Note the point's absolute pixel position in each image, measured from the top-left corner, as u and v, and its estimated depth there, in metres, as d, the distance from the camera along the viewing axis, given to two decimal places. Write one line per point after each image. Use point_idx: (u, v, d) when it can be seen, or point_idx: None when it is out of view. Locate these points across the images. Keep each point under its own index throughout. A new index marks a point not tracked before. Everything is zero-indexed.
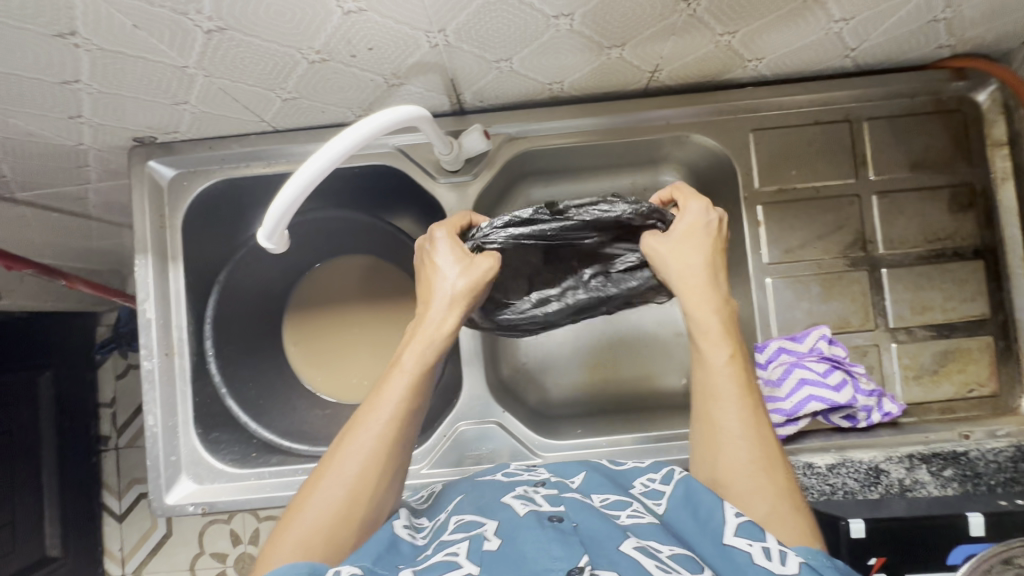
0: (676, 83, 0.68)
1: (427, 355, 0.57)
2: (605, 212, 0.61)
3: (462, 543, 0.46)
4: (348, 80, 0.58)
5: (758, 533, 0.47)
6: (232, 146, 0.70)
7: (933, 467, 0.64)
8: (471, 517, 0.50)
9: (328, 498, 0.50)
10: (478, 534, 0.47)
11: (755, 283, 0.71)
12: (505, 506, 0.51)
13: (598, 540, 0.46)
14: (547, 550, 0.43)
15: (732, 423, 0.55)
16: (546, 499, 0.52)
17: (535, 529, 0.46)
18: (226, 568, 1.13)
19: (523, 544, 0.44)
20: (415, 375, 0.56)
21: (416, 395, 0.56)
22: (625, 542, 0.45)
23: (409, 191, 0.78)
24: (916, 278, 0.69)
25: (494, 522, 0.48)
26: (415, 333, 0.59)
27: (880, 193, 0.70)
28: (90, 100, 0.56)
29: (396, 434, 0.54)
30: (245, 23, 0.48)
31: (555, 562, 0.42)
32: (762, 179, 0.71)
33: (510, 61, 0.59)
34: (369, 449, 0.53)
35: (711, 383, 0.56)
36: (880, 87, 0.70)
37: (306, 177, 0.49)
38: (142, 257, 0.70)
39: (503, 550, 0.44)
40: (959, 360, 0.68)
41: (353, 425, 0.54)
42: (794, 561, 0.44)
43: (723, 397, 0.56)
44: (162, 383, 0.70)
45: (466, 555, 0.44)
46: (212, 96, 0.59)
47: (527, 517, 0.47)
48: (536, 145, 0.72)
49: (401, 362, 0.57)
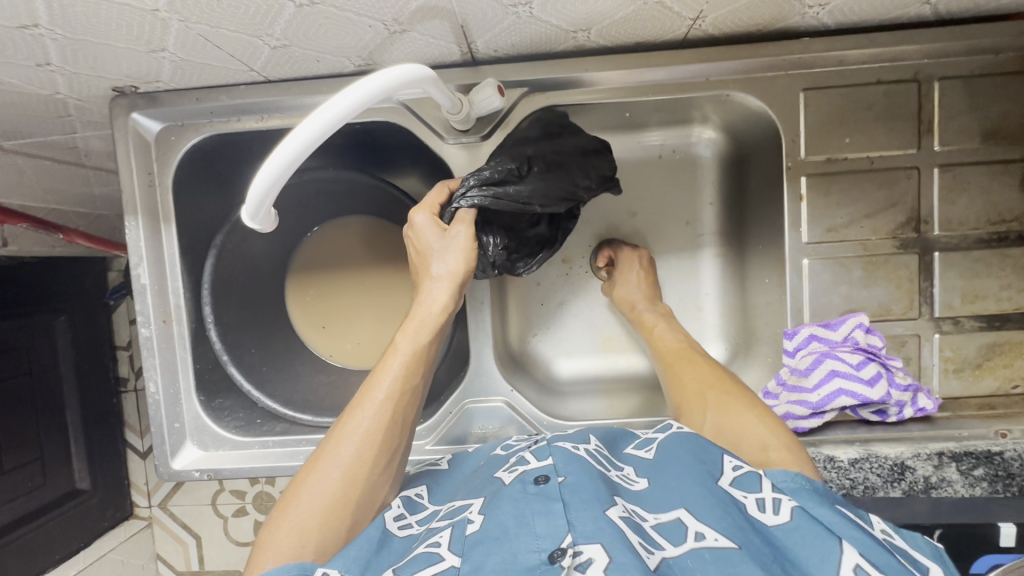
0: (722, 33, 0.59)
1: (425, 336, 0.57)
2: (563, 160, 0.63)
3: (446, 532, 0.43)
4: (343, 26, 0.51)
5: (754, 484, 0.45)
6: (222, 98, 0.64)
7: (963, 466, 0.60)
8: (461, 501, 0.48)
9: (324, 482, 0.48)
10: (463, 518, 0.44)
11: (790, 265, 0.65)
12: (493, 480, 0.48)
13: (584, 501, 0.42)
14: (530, 527, 0.41)
15: (689, 379, 0.62)
16: (536, 454, 0.50)
17: (517, 500, 0.43)
18: (246, 504, 1.16)
19: (504, 516, 0.42)
20: (411, 353, 0.55)
21: (412, 375, 0.55)
22: (610, 509, 0.42)
23: (417, 149, 0.71)
24: (971, 263, 0.62)
25: (479, 501, 0.46)
26: (412, 316, 0.58)
27: (944, 166, 0.62)
28: (57, 46, 0.50)
29: (394, 415, 0.52)
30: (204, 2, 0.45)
31: (539, 542, 0.39)
32: (809, 147, 0.63)
33: (530, 6, 0.50)
34: (365, 428, 0.51)
35: (671, 361, 0.66)
36: (961, 40, 0.60)
37: (294, 149, 0.43)
38: (132, 219, 0.66)
39: (486, 527, 0.41)
40: (1007, 354, 0.63)
41: (351, 407, 0.53)
42: (786, 509, 0.43)
43: (681, 364, 0.65)
44: (160, 349, 0.68)
45: (448, 544, 0.41)
46: (192, 42, 0.52)
47: (510, 486, 0.45)
48: (556, 102, 0.64)
49: (396, 344, 0.56)
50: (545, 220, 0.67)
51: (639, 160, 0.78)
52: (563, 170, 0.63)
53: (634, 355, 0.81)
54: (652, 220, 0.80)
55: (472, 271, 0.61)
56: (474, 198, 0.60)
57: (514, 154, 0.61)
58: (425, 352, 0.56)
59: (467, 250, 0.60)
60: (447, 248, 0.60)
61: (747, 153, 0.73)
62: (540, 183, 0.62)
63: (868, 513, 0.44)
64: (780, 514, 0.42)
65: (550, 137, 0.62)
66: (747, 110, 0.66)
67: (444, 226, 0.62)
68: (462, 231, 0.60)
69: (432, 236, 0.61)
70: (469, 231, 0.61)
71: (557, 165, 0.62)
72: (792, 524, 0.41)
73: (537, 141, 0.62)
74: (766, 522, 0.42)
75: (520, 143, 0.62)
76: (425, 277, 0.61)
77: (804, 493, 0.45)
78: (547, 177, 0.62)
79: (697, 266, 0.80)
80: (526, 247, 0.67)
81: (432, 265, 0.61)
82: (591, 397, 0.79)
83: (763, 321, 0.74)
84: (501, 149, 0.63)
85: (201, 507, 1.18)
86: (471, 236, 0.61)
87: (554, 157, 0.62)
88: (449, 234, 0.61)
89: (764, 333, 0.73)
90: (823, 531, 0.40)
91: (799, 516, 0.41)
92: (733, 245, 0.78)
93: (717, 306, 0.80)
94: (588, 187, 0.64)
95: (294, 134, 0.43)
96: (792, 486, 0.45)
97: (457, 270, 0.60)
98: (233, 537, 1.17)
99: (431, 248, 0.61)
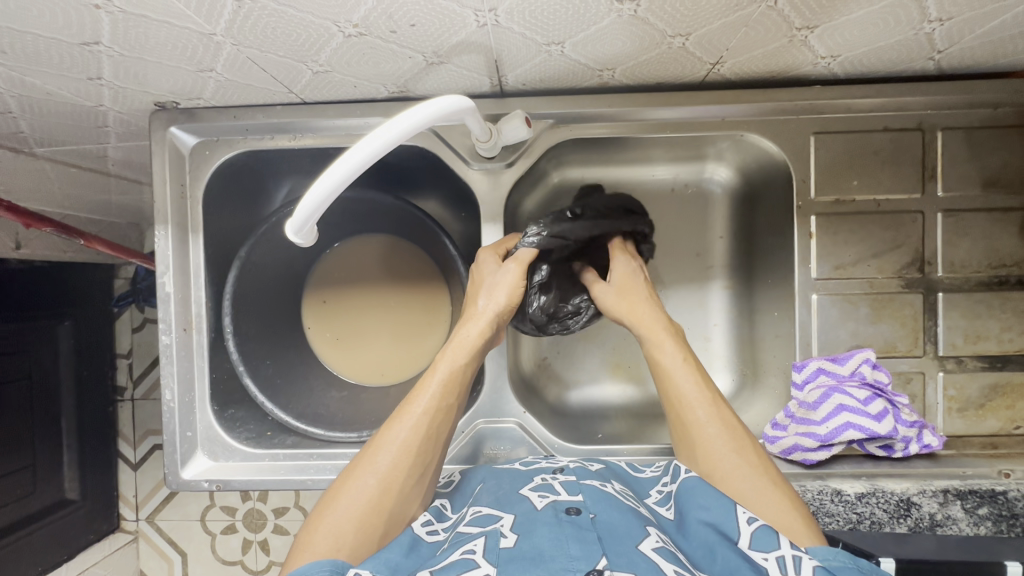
0: (738, 77, 0.63)
1: (464, 357, 0.59)
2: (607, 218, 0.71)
3: (479, 540, 0.44)
4: (385, 55, 0.54)
5: (772, 542, 0.45)
6: (257, 117, 0.67)
7: (968, 505, 0.62)
8: (488, 509, 0.49)
9: (360, 489, 0.49)
10: (495, 530, 0.45)
11: (799, 299, 0.67)
12: (522, 499, 0.50)
13: (617, 537, 0.44)
14: (564, 548, 0.42)
15: (701, 421, 0.56)
16: (564, 487, 0.51)
17: (551, 526, 0.45)
18: (235, 522, 1.14)
19: (539, 540, 0.43)
20: (448, 373, 0.57)
21: (450, 392, 0.56)
22: (643, 542, 0.44)
23: (441, 172, 0.74)
24: (973, 304, 0.65)
25: (510, 516, 0.47)
26: (454, 338, 0.61)
27: (947, 211, 0.65)
28: (111, 62, 0.53)
29: (430, 428, 0.54)
30: (259, 29, 0.48)
31: (574, 562, 0.41)
32: (819, 188, 0.66)
33: (562, 45, 0.54)
34: (403, 440, 0.52)
35: (675, 390, 0.58)
36: (962, 94, 0.64)
37: (355, 163, 0.44)
38: (161, 229, 0.68)
39: (521, 547, 0.43)
40: (1009, 395, 0.65)
41: (390, 419, 0.55)
42: (807, 566, 0.43)
43: (688, 397, 0.57)
44: (178, 357, 0.69)
45: (483, 553, 0.42)
46: (239, 64, 0.55)
47: (544, 512, 0.47)
48: (578, 134, 0.67)
49: (436, 363, 0.58)
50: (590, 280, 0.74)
51: (651, 193, 0.82)
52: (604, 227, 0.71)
53: (643, 383, 0.83)
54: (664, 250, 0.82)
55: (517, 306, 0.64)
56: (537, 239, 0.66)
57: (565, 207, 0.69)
58: (464, 371, 0.58)
59: (517, 286, 0.63)
60: (497, 282, 0.63)
61: (757, 190, 0.76)
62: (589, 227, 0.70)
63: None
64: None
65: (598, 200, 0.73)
66: (760, 151, 0.69)
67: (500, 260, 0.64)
68: (514, 268, 0.63)
69: (488, 272, 0.64)
70: (521, 269, 0.63)
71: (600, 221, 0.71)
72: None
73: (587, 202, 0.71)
74: None
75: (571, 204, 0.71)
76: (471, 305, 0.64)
77: (847, 570, 0.44)
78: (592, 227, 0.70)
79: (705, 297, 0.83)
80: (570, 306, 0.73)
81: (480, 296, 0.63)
82: (601, 421, 0.80)
83: (770, 354, 0.75)
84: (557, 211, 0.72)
85: (189, 523, 1.16)
86: (522, 274, 0.63)
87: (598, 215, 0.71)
88: (502, 269, 0.63)
89: (771, 365, 0.75)
90: None
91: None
92: (741, 277, 0.81)
93: (724, 337, 0.82)
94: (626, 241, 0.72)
95: (354, 150, 0.44)
96: (832, 562, 0.45)
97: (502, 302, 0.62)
98: (220, 555, 1.15)
99: (484, 281, 0.63)
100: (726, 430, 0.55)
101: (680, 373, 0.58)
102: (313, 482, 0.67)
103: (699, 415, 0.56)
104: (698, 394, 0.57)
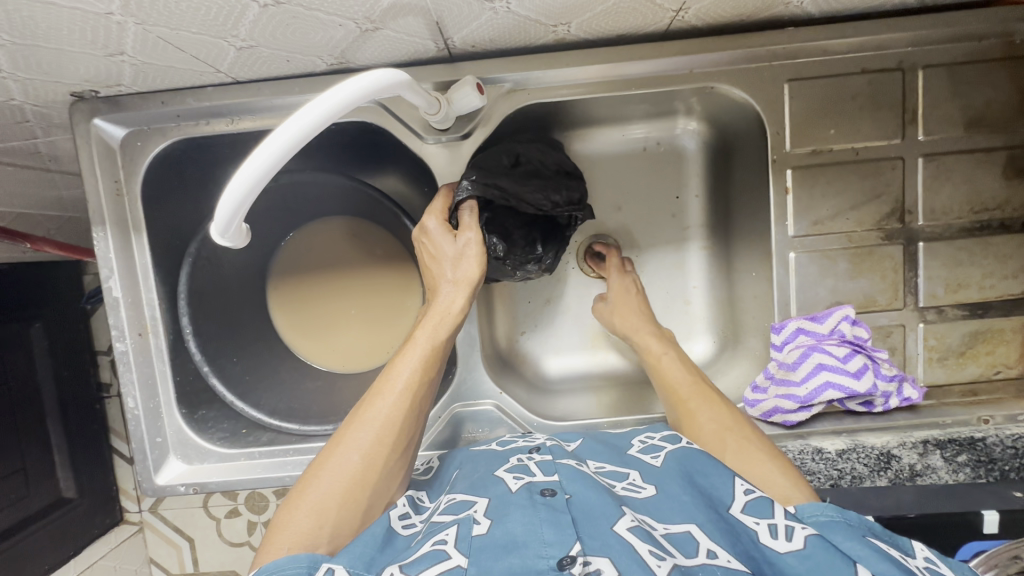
0: (705, 23, 0.58)
1: (445, 329, 0.58)
2: (553, 167, 0.67)
3: (451, 529, 0.42)
4: (312, 25, 0.49)
5: (766, 511, 0.45)
6: (188, 101, 0.61)
7: (947, 453, 0.62)
8: (462, 496, 0.47)
9: (343, 466, 0.48)
10: (468, 516, 0.44)
11: (777, 258, 0.65)
12: (498, 481, 0.48)
13: (593, 518, 0.42)
14: (538, 534, 0.40)
15: (693, 403, 0.60)
16: (540, 467, 0.50)
17: (526, 510, 0.43)
18: (238, 505, 1.07)
19: (512, 526, 0.41)
20: (427, 348, 0.56)
21: (429, 367, 0.56)
22: (619, 522, 0.41)
23: (396, 147, 0.70)
24: (955, 252, 0.63)
25: (484, 500, 0.45)
26: (429, 313, 0.59)
27: (927, 155, 0.62)
28: (5, 54, 0.47)
29: (412, 404, 0.53)
30: (161, 11, 0.44)
31: (547, 548, 0.39)
32: (795, 139, 0.62)
33: (507, 1, 0.49)
34: (385, 417, 0.51)
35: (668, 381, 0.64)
36: (944, 28, 0.59)
37: (285, 142, 0.40)
38: (100, 230, 0.63)
39: (494, 534, 0.41)
40: (990, 341, 0.64)
41: (369, 395, 0.53)
42: (799, 536, 0.42)
43: (680, 386, 0.63)
44: (137, 363, 0.66)
45: (454, 543, 0.41)
46: (152, 45, 0.50)
47: (518, 494, 0.45)
48: (537, 98, 0.63)
49: (413, 338, 0.57)
50: (539, 239, 0.68)
51: (623, 153, 0.78)
52: (545, 176, 0.66)
53: (624, 352, 0.81)
54: (637, 212, 0.79)
55: (484, 275, 0.61)
56: (463, 193, 0.61)
57: (505, 150, 0.64)
58: (442, 347, 0.57)
59: (478, 255, 0.59)
60: (460, 254, 0.60)
61: (732, 145, 0.72)
62: (526, 174, 0.64)
63: (908, 540, 0.44)
64: (793, 541, 0.41)
65: (535, 146, 0.67)
66: (731, 102, 0.65)
67: (454, 231, 0.61)
68: (472, 237, 0.59)
69: (443, 240, 0.61)
70: (478, 237, 0.60)
71: (539, 170, 0.66)
72: (806, 551, 0.40)
73: (529, 144, 0.66)
74: (777, 550, 0.41)
75: (513, 141, 0.66)
76: (438, 280, 0.60)
77: (836, 526, 0.44)
78: (538, 182, 0.65)
79: (686, 258, 0.80)
80: (526, 253, 0.68)
81: (444, 272, 0.60)
82: (582, 394, 0.79)
83: (750, 315, 0.74)
84: (489, 149, 0.66)
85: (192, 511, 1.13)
86: (481, 241, 0.60)
87: (539, 164, 0.66)
88: (459, 237, 0.60)
89: (752, 326, 0.73)
90: (839, 561, 0.39)
91: (814, 544, 0.41)
92: (718, 237, 0.78)
93: (704, 300, 0.80)
94: (563, 198, 0.66)
95: (277, 132, 0.40)
96: (820, 519, 0.45)
97: (470, 275, 0.59)
98: (226, 539, 1.09)
99: (444, 252, 0.60)
100: (710, 404, 0.59)
101: (669, 365, 0.66)
102: (292, 478, 0.66)
103: (687, 395, 0.61)
104: (686, 378, 0.63)
